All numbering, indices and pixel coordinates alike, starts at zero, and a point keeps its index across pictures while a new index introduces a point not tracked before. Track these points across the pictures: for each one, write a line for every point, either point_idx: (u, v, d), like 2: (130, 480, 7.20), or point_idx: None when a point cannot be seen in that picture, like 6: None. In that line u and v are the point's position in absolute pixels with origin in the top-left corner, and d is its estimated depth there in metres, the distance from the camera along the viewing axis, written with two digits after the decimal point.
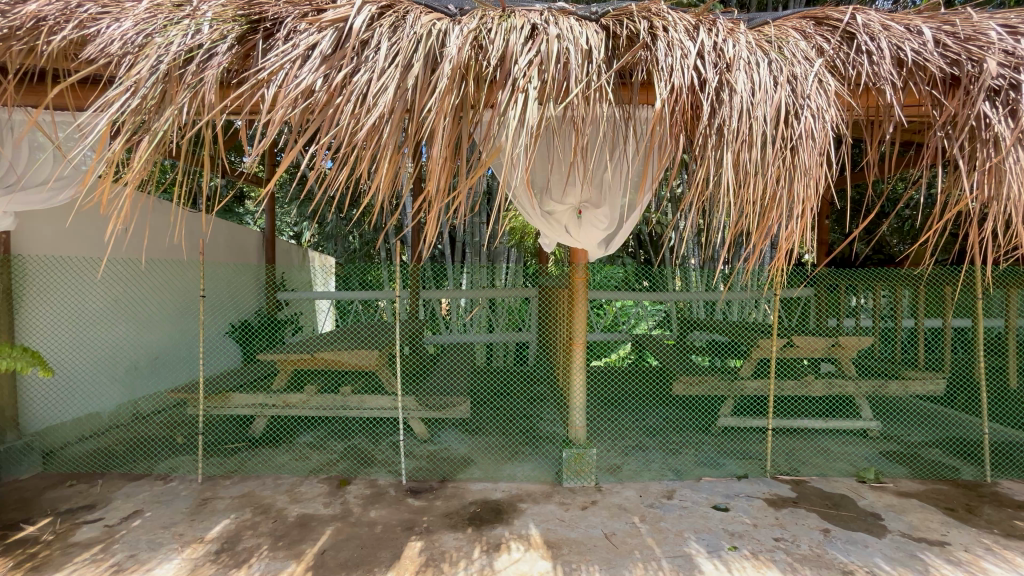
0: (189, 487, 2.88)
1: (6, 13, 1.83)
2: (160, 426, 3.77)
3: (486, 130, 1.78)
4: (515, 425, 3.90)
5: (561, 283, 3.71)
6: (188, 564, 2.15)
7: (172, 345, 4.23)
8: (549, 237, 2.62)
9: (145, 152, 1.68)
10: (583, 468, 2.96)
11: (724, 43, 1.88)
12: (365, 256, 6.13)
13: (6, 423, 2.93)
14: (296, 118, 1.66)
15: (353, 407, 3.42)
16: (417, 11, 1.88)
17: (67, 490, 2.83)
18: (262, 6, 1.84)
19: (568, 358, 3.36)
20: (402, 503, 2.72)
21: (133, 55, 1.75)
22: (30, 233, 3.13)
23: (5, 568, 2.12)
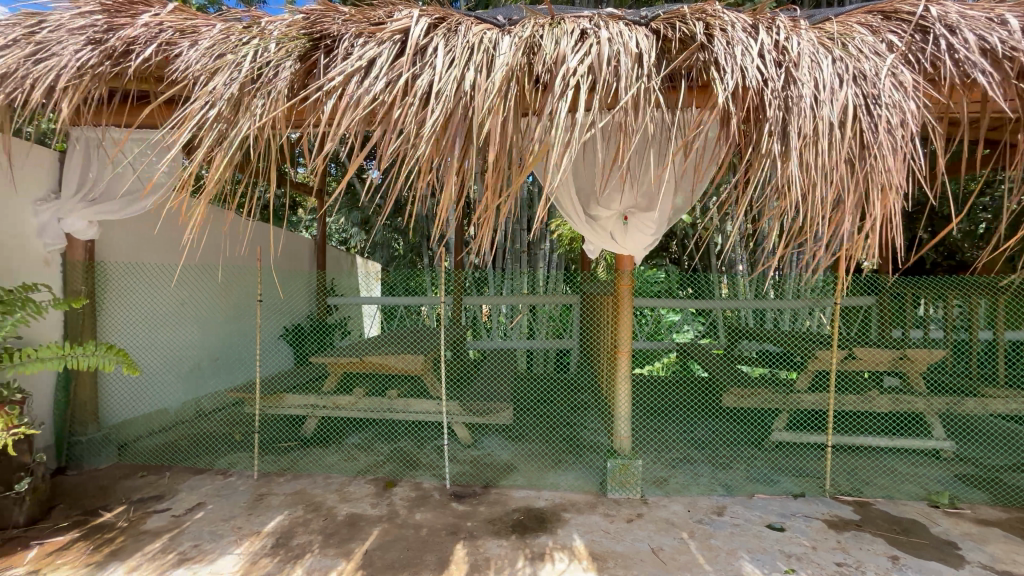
0: (246, 483, 3.03)
1: (99, 40, 2.00)
2: (221, 423, 4.00)
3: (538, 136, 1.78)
4: (557, 433, 3.86)
5: (605, 289, 3.66)
6: (246, 557, 2.25)
7: (231, 347, 4.47)
8: (594, 243, 2.60)
9: (217, 163, 1.79)
10: (629, 480, 2.89)
11: (785, 41, 1.82)
12: (409, 262, 6.27)
13: (88, 416, 3.18)
14: (355, 129, 1.73)
15: (399, 410, 3.49)
16: (468, 22, 1.92)
17: (139, 481, 3.03)
18: (323, 24, 1.94)
19: (614, 366, 3.29)
20: (447, 507, 2.75)
21: (208, 73, 1.88)
22: (110, 242, 3.41)
23: (86, 551, 2.29)
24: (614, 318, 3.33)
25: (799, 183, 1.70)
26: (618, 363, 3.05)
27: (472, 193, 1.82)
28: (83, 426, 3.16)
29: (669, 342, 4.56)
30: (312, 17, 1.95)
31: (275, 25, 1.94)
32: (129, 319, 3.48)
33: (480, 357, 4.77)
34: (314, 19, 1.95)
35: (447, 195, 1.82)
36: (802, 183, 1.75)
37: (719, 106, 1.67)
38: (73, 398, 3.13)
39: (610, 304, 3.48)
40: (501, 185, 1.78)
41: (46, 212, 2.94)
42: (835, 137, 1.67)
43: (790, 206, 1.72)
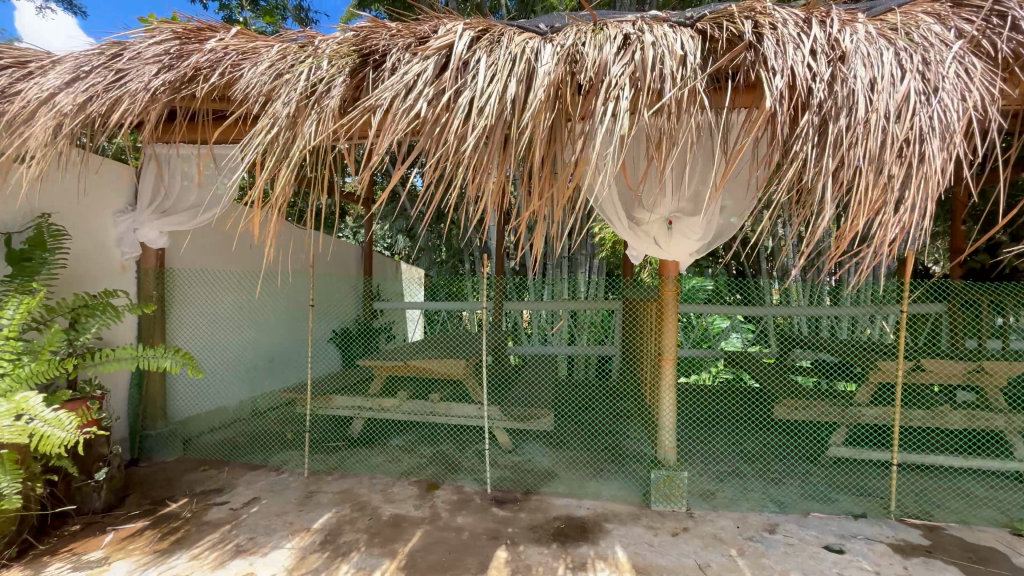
0: (297, 480, 3.16)
1: (172, 65, 2.15)
2: (274, 421, 4.20)
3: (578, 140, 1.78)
4: (599, 441, 3.81)
5: (648, 295, 3.58)
6: (297, 552, 2.34)
7: (284, 349, 4.69)
8: (636, 248, 2.56)
9: (274, 176, 1.89)
10: (674, 492, 2.81)
11: (841, 35, 1.74)
12: (451, 267, 6.36)
13: (157, 412, 3.42)
14: (402, 139, 1.79)
15: (441, 414, 3.55)
16: (511, 32, 1.94)
17: (201, 474, 3.23)
18: (373, 41, 2.02)
19: (658, 374, 3.21)
20: (488, 512, 2.76)
21: (267, 91, 1.99)
22: (178, 250, 3.67)
23: (154, 539, 2.45)
24: (657, 325, 3.26)
25: (855, 183, 1.61)
26: (662, 371, 2.98)
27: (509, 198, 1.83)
28: (153, 422, 3.40)
29: (715, 350, 4.41)
30: (362, 34, 2.04)
31: (327, 43, 2.04)
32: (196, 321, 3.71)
33: (520, 362, 4.77)
34: (364, 35, 2.04)
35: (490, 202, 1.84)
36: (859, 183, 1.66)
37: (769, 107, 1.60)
38: (144, 395, 3.38)
39: (654, 310, 3.40)
40: (561, 188, 1.84)
41: (124, 223, 3.20)
42: (893, 133, 1.57)
43: (846, 205, 1.63)
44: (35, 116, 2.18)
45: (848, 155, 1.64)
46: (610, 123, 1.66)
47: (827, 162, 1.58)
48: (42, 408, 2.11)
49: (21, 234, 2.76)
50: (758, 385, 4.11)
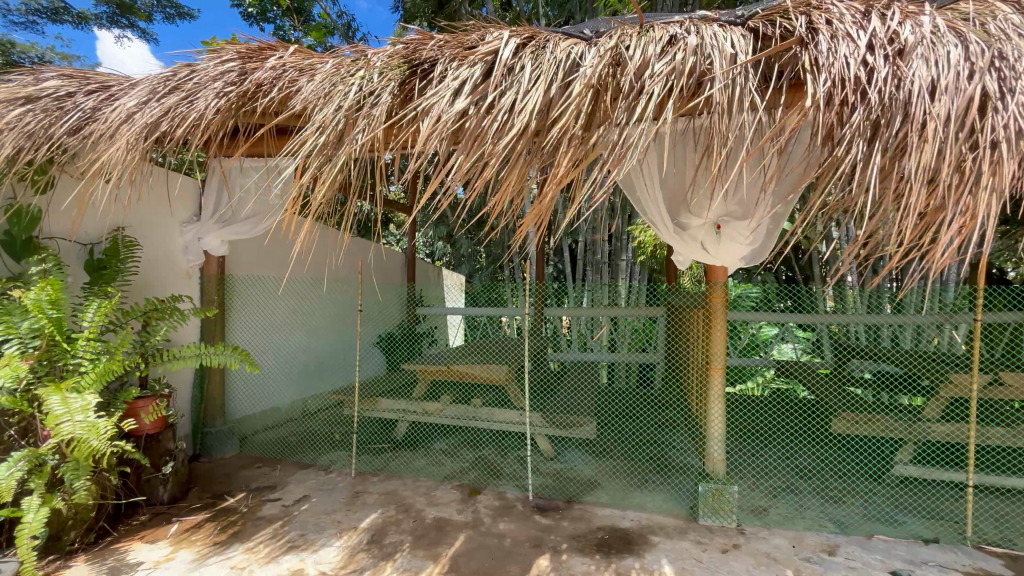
0: (345, 480, 3.26)
1: (236, 83, 2.29)
2: (323, 422, 4.36)
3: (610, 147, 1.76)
4: (643, 451, 3.72)
5: (693, 302, 3.47)
6: (346, 550, 2.41)
7: (332, 352, 4.87)
8: (682, 253, 2.50)
9: (323, 185, 1.96)
10: (723, 507, 2.70)
11: (902, 29, 1.64)
12: (491, 272, 6.41)
13: (216, 410, 3.62)
14: (443, 147, 1.82)
15: (483, 419, 3.57)
16: (555, 38, 1.95)
17: (255, 471, 3.38)
18: (420, 52, 2.07)
19: (705, 383, 3.11)
20: (530, 519, 2.75)
21: (321, 103, 2.08)
22: (236, 257, 3.88)
23: (214, 531, 2.59)
24: (705, 333, 3.15)
25: (912, 183, 1.50)
26: (709, 380, 2.88)
27: (550, 204, 1.83)
28: (212, 419, 3.60)
29: (765, 359, 4.22)
30: (411, 46, 2.10)
31: (378, 56, 2.11)
32: (252, 324, 3.90)
33: (561, 369, 4.73)
34: (412, 48, 2.10)
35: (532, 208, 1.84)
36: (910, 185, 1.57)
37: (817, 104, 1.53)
38: (205, 394, 3.58)
39: (700, 317, 3.29)
40: (575, 194, 1.74)
41: (190, 232, 3.42)
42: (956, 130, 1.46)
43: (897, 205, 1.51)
44: (114, 134, 2.36)
45: (905, 155, 1.54)
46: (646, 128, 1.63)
47: (871, 160, 1.49)
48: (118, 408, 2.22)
49: (101, 244, 3.01)
50: (813, 397, 3.90)
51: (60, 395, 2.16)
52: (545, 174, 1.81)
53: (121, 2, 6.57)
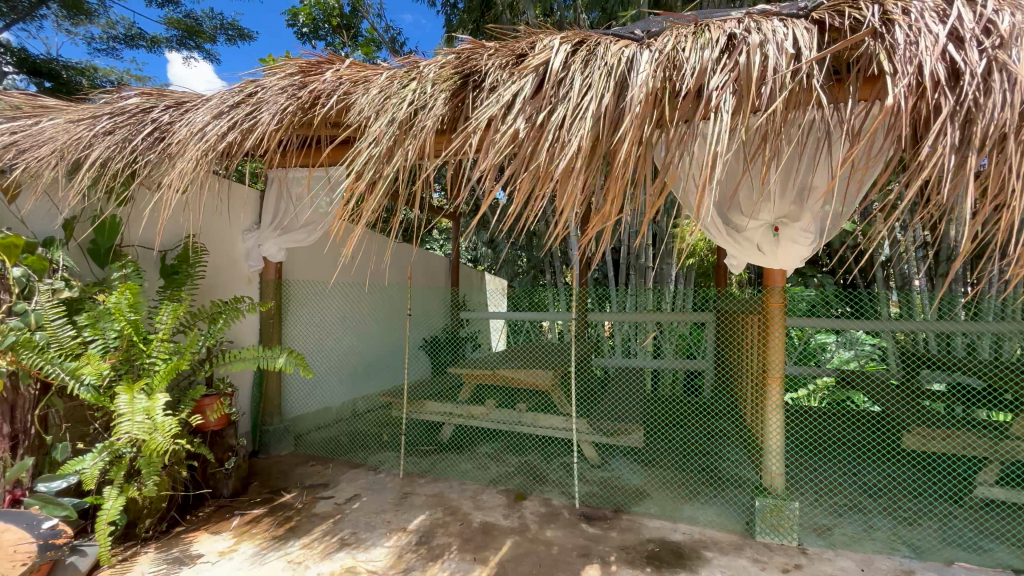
0: (393, 480, 3.33)
1: (296, 98, 2.40)
2: (371, 423, 4.48)
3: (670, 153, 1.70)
4: (693, 462, 3.59)
5: (746, 308, 3.33)
6: (395, 550, 2.45)
7: (379, 355, 5.00)
8: (737, 256, 2.41)
9: (376, 194, 2.02)
10: (782, 524, 2.56)
11: (996, 15, 1.50)
12: (531, 277, 6.39)
13: (273, 409, 3.79)
14: (492, 155, 1.83)
15: (528, 424, 3.55)
16: (606, 41, 1.92)
17: (309, 469, 3.51)
18: (472, 62, 2.11)
19: (761, 393, 2.97)
20: (577, 528, 2.71)
21: (376, 116, 2.15)
22: (292, 264, 4.08)
23: (272, 526, 2.70)
24: (761, 340, 3.00)
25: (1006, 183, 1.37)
26: (766, 390, 2.75)
27: (595, 210, 1.81)
28: (270, 418, 3.77)
29: (824, 367, 3.99)
30: (462, 56, 2.13)
31: (430, 67, 2.16)
32: (306, 328, 4.05)
33: (604, 375, 4.66)
34: (463, 57, 2.13)
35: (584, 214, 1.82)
36: (1003, 185, 1.43)
37: (900, 103, 1.41)
38: (263, 393, 3.75)
39: (755, 323, 3.14)
40: (628, 198, 1.71)
41: (251, 240, 3.61)
42: None
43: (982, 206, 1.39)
44: (186, 148, 2.52)
45: (997, 153, 1.41)
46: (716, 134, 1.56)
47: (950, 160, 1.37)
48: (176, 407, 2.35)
49: (173, 250, 3.22)
50: (879, 409, 3.66)
51: (128, 395, 2.33)
52: (592, 178, 1.79)
53: (188, 25, 7.12)
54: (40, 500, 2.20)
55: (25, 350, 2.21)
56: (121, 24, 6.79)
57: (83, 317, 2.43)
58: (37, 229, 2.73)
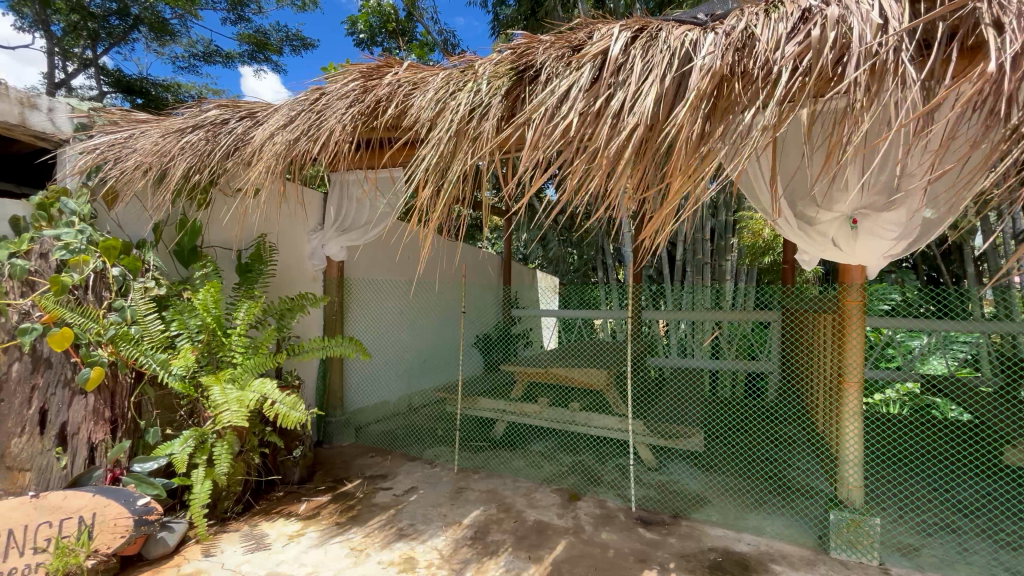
0: (448, 475, 3.39)
1: (357, 103, 2.48)
2: (427, 417, 4.59)
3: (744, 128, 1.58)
4: (757, 469, 3.40)
5: (820, 306, 3.10)
6: (452, 543, 2.49)
7: (434, 351, 5.13)
8: (810, 252, 2.25)
9: (435, 197, 2.06)
10: (860, 541, 2.36)
11: None
12: (583, 275, 6.30)
13: (336, 402, 3.97)
14: (549, 149, 1.80)
15: (581, 424, 3.49)
16: (669, 27, 1.84)
17: (370, 460, 3.66)
18: (529, 57, 2.09)
19: (836, 398, 2.76)
20: (633, 531, 2.64)
21: (433, 118, 2.19)
22: (353, 262, 4.24)
23: (337, 512, 2.84)
24: (835, 340, 2.79)
25: None
26: (842, 395, 2.55)
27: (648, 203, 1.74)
28: (333, 410, 3.96)
29: (908, 372, 3.66)
30: (519, 51, 2.12)
31: (486, 65, 2.16)
32: (366, 324, 4.21)
33: (659, 375, 4.52)
34: (521, 52, 2.12)
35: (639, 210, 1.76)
36: None
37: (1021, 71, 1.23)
38: (326, 386, 3.94)
39: (829, 322, 2.92)
40: (689, 189, 1.63)
41: (315, 240, 3.79)
42: None
43: None
44: (258, 154, 2.68)
45: None
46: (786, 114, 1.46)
47: None
48: (277, 394, 2.59)
49: (247, 250, 3.43)
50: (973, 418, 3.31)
51: (219, 387, 2.53)
52: (650, 172, 1.72)
53: (258, 40, 7.60)
54: (134, 479, 2.37)
55: (123, 342, 2.46)
56: (200, 42, 7.38)
57: (170, 312, 2.66)
58: (133, 233, 3.02)
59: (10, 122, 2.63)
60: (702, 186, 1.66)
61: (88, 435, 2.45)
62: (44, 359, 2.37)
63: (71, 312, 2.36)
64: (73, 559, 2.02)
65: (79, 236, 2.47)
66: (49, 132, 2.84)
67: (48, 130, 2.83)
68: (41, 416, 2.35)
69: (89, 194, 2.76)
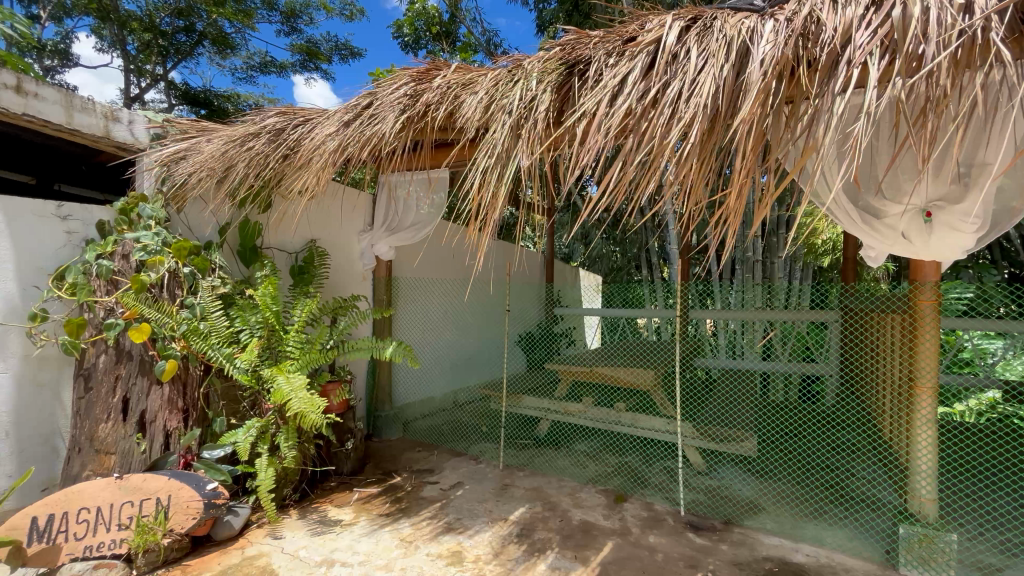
0: (493, 471, 3.42)
1: (408, 106, 2.54)
2: (471, 414, 4.66)
3: (812, 119, 1.49)
4: (816, 477, 3.24)
5: (887, 306, 2.91)
6: (498, 539, 2.52)
7: (478, 349, 5.19)
8: (878, 248, 2.10)
9: (483, 196, 2.09)
10: (935, 558, 2.20)
11: None
12: (627, 273, 6.20)
13: (384, 397, 4.09)
14: (599, 146, 1.78)
15: (627, 424, 3.43)
16: (724, 15, 1.77)
17: (417, 454, 3.75)
18: (579, 51, 2.07)
19: (907, 404, 2.59)
20: (683, 536, 2.57)
21: (482, 118, 2.21)
22: (400, 262, 4.36)
23: (387, 504, 2.93)
24: (905, 342, 2.61)
25: None
26: (914, 401, 2.39)
27: (698, 198, 1.69)
28: (382, 405, 4.08)
29: (989, 378, 3.37)
30: (567, 47, 2.11)
31: (534, 62, 2.16)
32: (413, 321, 4.32)
33: (708, 377, 4.39)
34: (570, 48, 2.11)
35: (681, 201, 1.72)
36: None
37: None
38: (376, 382, 4.07)
39: (898, 323, 2.74)
40: (741, 184, 1.57)
41: (365, 241, 3.92)
42: None
43: None
44: (313, 157, 2.79)
45: None
46: (864, 102, 1.35)
47: None
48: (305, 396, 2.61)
49: (303, 251, 3.60)
50: None
51: (284, 377, 2.72)
52: (704, 168, 1.67)
53: (310, 49, 7.95)
54: (205, 464, 2.55)
55: (193, 337, 2.63)
56: (257, 54, 7.82)
57: (234, 309, 2.83)
58: (200, 236, 3.22)
59: (96, 134, 2.88)
60: (752, 178, 1.59)
61: (164, 422, 2.61)
62: (125, 352, 2.59)
63: (149, 308, 2.56)
64: (152, 537, 2.24)
65: (155, 238, 2.67)
66: (129, 143, 3.06)
67: (128, 141, 3.06)
68: (123, 404, 2.58)
69: (164, 199, 2.95)
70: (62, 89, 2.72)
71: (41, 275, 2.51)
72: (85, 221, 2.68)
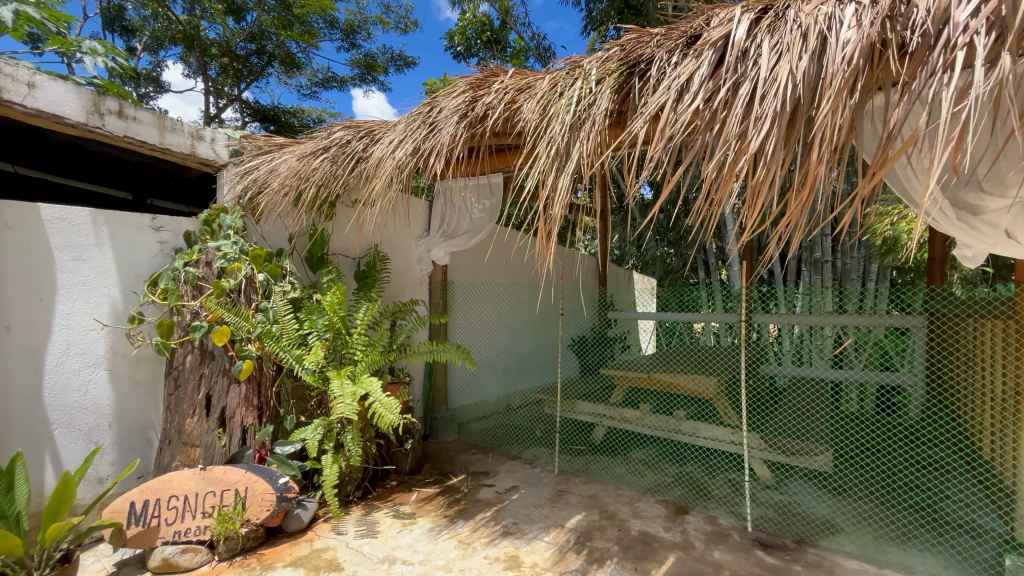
0: (549, 476, 3.40)
1: (467, 114, 2.60)
2: (524, 418, 4.66)
3: (901, 107, 1.37)
4: (900, 496, 2.98)
5: (987, 312, 2.65)
6: (556, 546, 2.49)
7: (531, 353, 5.19)
8: (975, 248, 1.91)
9: (540, 200, 2.08)
10: None
11: None
12: (684, 276, 5.99)
13: (440, 399, 4.17)
14: (662, 147, 1.73)
15: (688, 434, 3.29)
16: (800, 3, 1.67)
17: (472, 456, 3.79)
18: (640, 49, 2.02)
19: (1013, 419, 2.33)
20: (751, 554, 2.44)
21: (540, 123, 2.21)
22: (456, 266, 4.44)
23: (444, 504, 2.98)
24: (1010, 351, 2.37)
25: None
26: None
27: (767, 197, 1.60)
28: (438, 406, 4.16)
29: None
30: (627, 47, 2.07)
31: (594, 63, 2.14)
32: (469, 324, 4.39)
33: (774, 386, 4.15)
34: (631, 46, 2.06)
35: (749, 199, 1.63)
36: None
37: None
38: (433, 383, 4.16)
39: (999, 331, 2.49)
40: (816, 182, 1.47)
41: (422, 246, 4.03)
42: None
43: None
44: (377, 168, 2.91)
45: None
46: (972, 83, 1.18)
47: None
48: (379, 394, 2.77)
49: (365, 257, 3.75)
50: None
51: (338, 380, 2.80)
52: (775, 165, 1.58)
53: (367, 63, 8.31)
54: (276, 459, 2.72)
55: (268, 339, 2.80)
56: (320, 71, 8.26)
57: (304, 312, 2.98)
58: (272, 243, 3.44)
59: (184, 152, 3.15)
60: (825, 176, 1.49)
61: (241, 418, 2.81)
62: (209, 352, 2.81)
63: (229, 313, 2.76)
64: (231, 526, 2.41)
65: (234, 246, 2.89)
66: (212, 159, 3.32)
67: (211, 157, 3.31)
68: (207, 400, 2.79)
69: (240, 210, 3.17)
70: (156, 113, 2.99)
71: (138, 282, 2.77)
72: (174, 232, 2.94)
